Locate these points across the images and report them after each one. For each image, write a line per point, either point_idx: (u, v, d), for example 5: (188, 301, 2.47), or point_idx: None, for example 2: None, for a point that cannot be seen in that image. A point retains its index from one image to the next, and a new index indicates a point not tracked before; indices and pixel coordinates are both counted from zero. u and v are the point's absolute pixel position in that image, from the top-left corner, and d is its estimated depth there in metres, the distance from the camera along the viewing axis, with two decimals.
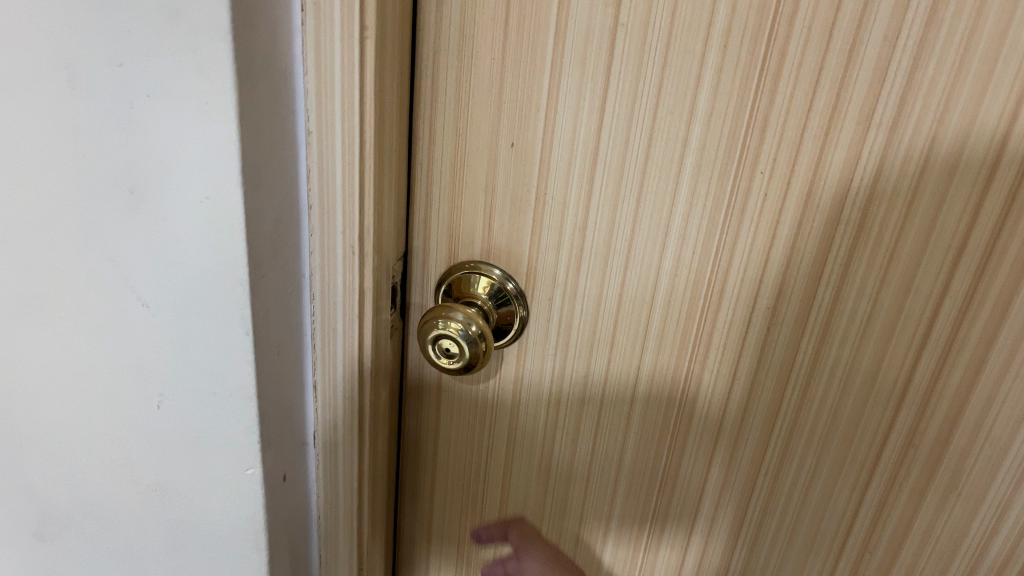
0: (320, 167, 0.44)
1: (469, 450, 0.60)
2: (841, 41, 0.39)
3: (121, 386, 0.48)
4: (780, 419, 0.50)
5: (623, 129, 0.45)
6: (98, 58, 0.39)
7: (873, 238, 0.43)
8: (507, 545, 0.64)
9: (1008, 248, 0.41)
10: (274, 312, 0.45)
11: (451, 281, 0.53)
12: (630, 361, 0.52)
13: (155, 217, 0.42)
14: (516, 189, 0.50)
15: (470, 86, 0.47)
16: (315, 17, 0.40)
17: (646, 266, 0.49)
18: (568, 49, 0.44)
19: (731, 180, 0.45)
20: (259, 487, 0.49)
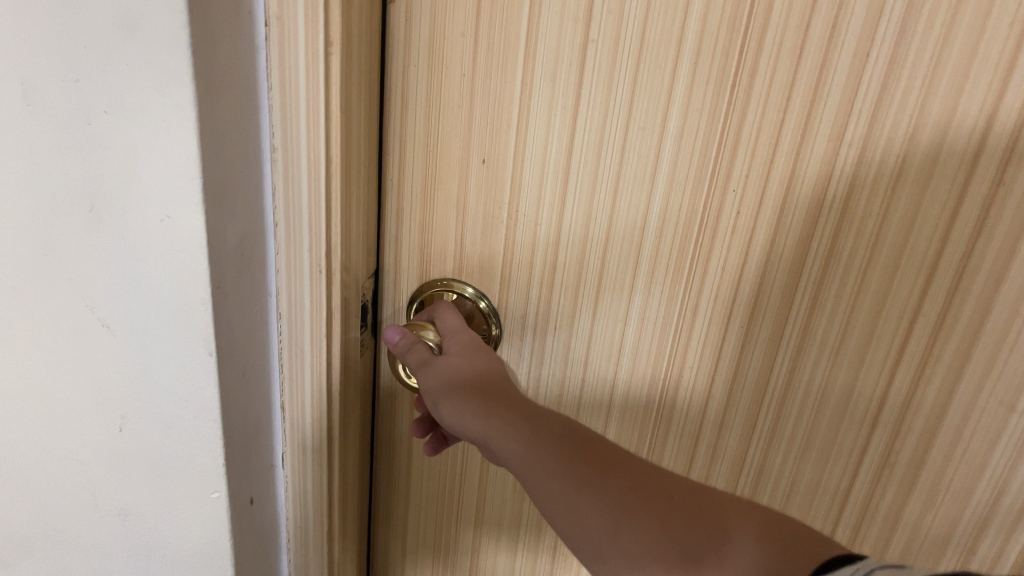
0: (285, 184, 0.43)
1: (442, 467, 0.59)
2: (812, 57, 0.38)
3: (82, 408, 0.47)
4: (755, 436, 0.50)
5: (595, 145, 0.44)
6: (52, 73, 0.37)
7: (845, 258, 0.43)
8: (482, 562, 0.63)
9: (980, 267, 0.40)
10: (238, 332, 0.44)
11: (422, 299, 0.52)
12: (605, 376, 0.52)
13: (112, 237, 0.41)
14: (488, 203, 0.49)
15: (442, 98, 0.46)
16: (278, 31, 0.39)
17: (619, 283, 0.48)
18: (540, 62, 0.43)
19: (705, 199, 0.44)
20: (224, 510, 0.48)
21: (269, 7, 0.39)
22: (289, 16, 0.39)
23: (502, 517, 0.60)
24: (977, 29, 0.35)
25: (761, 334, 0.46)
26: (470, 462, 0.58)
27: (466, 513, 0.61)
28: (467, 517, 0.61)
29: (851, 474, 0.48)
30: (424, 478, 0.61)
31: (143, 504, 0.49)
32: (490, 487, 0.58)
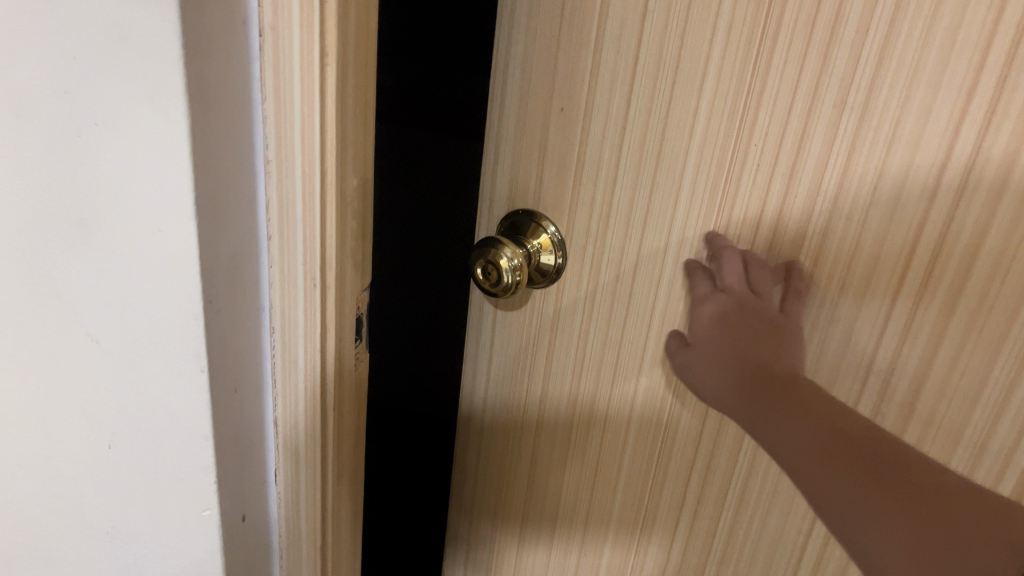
0: (279, 196, 0.42)
1: (508, 426, 0.63)
2: (818, 46, 0.38)
3: (69, 424, 0.46)
4: (743, 444, 0.49)
5: (644, 120, 0.45)
6: (41, 85, 0.36)
7: (829, 265, 0.41)
8: (535, 528, 0.65)
9: (949, 261, 0.37)
10: (230, 348, 0.43)
11: (515, 220, 0.54)
12: (630, 371, 0.52)
13: (102, 253, 0.40)
14: (562, 153, 0.50)
15: (536, 46, 0.49)
16: (273, 41, 0.38)
17: (650, 266, 0.48)
18: (608, 37, 0.45)
19: (723, 186, 0.43)
20: (215, 529, 0.47)
21: (264, 17, 0.38)
22: (284, 27, 0.38)
23: (553, 486, 0.62)
24: (961, 9, 0.34)
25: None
26: (529, 424, 0.61)
27: (523, 475, 0.64)
28: (523, 478, 0.64)
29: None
30: (495, 434, 0.64)
31: (132, 524, 0.48)
32: (544, 451, 0.61)
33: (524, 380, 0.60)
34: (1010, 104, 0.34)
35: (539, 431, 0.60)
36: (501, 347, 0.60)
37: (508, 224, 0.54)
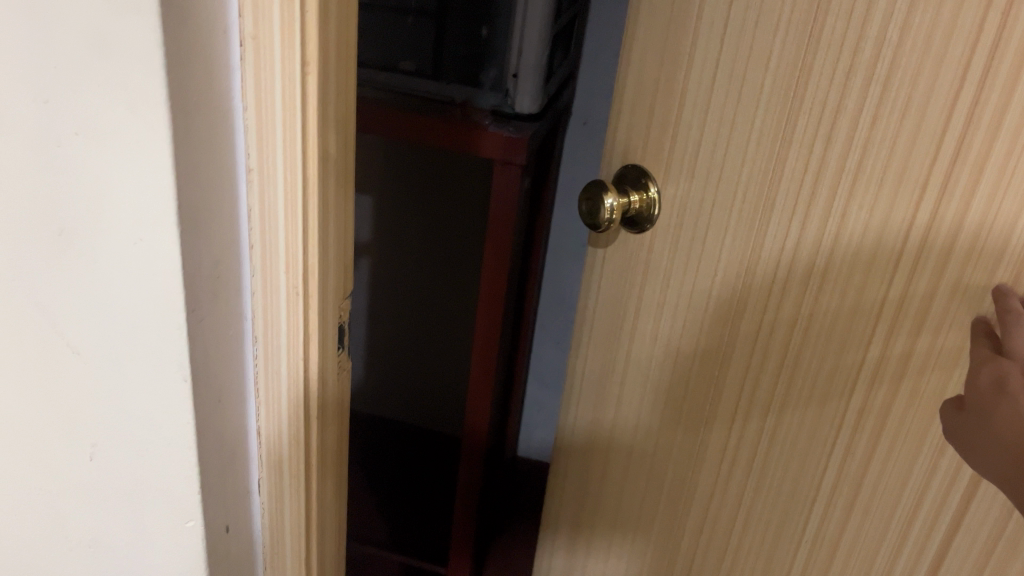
0: (261, 206, 0.42)
1: (597, 394, 0.63)
2: (844, 42, 0.42)
3: (49, 436, 0.46)
4: (774, 394, 0.51)
5: (722, 97, 0.49)
6: (24, 94, 0.36)
7: (846, 233, 0.45)
8: (603, 500, 0.66)
9: (937, 237, 0.42)
10: (214, 358, 0.43)
11: (627, 169, 0.55)
12: (696, 320, 0.54)
13: (84, 263, 0.40)
14: (664, 118, 0.52)
15: (652, 18, 0.52)
16: (254, 51, 0.38)
17: (721, 225, 0.51)
18: (707, 17, 0.48)
19: (777, 166, 0.47)
20: (198, 540, 0.46)
21: (244, 26, 0.38)
22: (265, 36, 0.38)
23: (626, 455, 0.63)
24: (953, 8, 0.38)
25: (796, 287, 0.48)
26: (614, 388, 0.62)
27: (603, 447, 0.64)
28: (604, 452, 0.65)
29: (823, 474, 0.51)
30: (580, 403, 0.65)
31: (113, 536, 0.48)
32: (623, 417, 0.62)
33: (617, 340, 0.60)
34: (992, 87, 0.38)
35: (621, 394, 0.61)
36: (599, 309, 0.61)
37: (621, 170, 0.56)
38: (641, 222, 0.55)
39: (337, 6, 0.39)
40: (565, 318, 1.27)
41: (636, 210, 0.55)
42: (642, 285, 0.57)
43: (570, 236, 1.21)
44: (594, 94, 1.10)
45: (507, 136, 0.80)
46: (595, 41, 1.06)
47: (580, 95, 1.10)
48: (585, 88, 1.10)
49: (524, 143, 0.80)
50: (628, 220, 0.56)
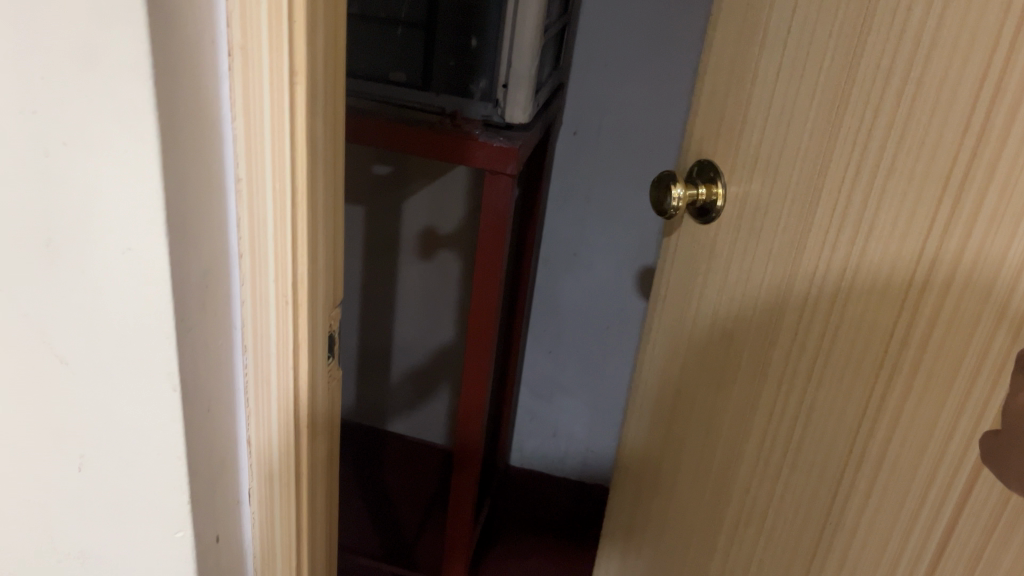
0: (250, 216, 0.42)
1: (672, 365, 0.66)
2: (878, 46, 0.42)
3: (38, 447, 0.45)
4: (806, 394, 0.49)
5: (776, 97, 0.51)
6: (13, 105, 0.37)
7: (876, 242, 0.42)
8: (666, 476, 0.68)
9: (944, 256, 0.38)
10: (203, 367, 0.43)
11: (703, 163, 0.60)
12: (749, 300, 0.54)
13: (72, 272, 0.40)
14: (734, 115, 0.56)
15: (734, 22, 0.56)
16: (242, 62, 0.39)
17: (772, 216, 0.51)
18: (773, 22, 0.51)
19: (821, 170, 0.46)
20: (189, 550, 0.46)
21: (232, 36, 0.38)
22: (253, 46, 0.38)
23: (686, 432, 0.64)
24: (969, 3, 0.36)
25: (830, 278, 0.46)
26: (684, 361, 0.64)
27: (675, 420, 0.66)
28: (672, 424, 0.66)
29: (830, 500, 0.47)
30: (662, 373, 0.68)
31: (103, 547, 0.48)
32: (684, 390, 0.64)
33: (687, 314, 0.63)
34: (1006, 91, 0.34)
35: (686, 367, 0.63)
36: (678, 286, 0.65)
37: (699, 163, 0.60)
38: (707, 213, 0.59)
39: (324, 17, 0.39)
40: (557, 327, 1.28)
41: (702, 201, 0.59)
42: (708, 267, 0.60)
43: (561, 245, 1.21)
44: (585, 103, 1.10)
45: (498, 146, 0.80)
46: (584, 52, 1.07)
47: (570, 105, 1.11)
48: (575, 98, 1.10)
49: (514, 153, 0.80)
50: (697, 210, 0.60)
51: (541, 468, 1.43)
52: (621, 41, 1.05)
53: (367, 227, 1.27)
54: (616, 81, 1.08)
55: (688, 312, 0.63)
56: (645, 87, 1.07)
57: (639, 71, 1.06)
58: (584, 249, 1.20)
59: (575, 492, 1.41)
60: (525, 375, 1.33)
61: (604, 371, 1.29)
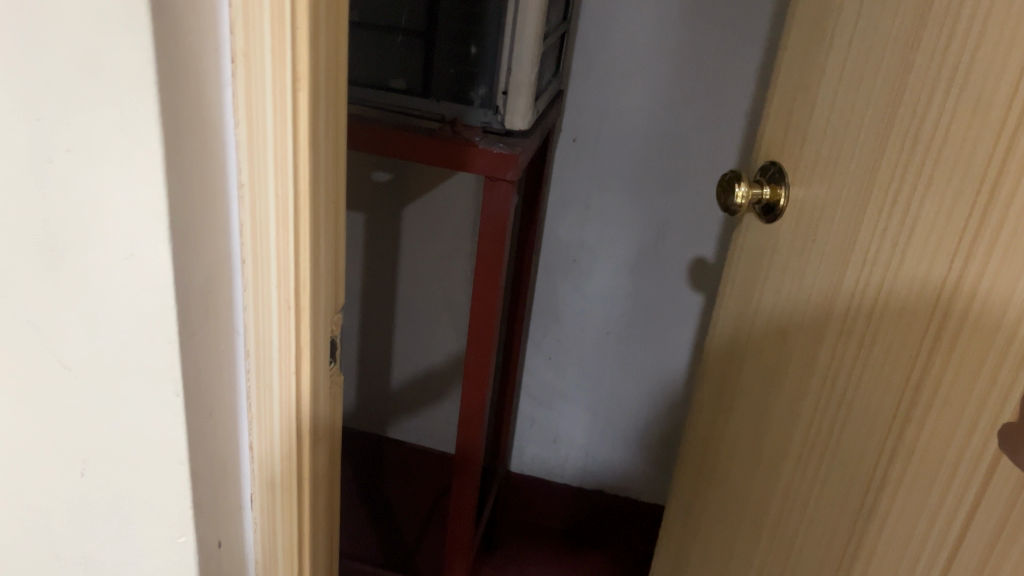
0: (252, 221, 0.42)
1: (731, 356, 0.70)
2: (926, 54, 0.45)
3: (41, 453, 0.45)
4: (846, 386, 0.51)
5: (835, 103, 0.54)
6: (17, 111, 0.37)
7: (911, 254, 0.45)
8: (720, 464, 0.71)
9: (976, 257, 0.39)
10: (206, 373, 0.43)
11: (771, 166, 0.63)
12: (800, 295, 0.57)
13: (76, 277, 0.40)
14: (798, 121, 0.60)
15: (803, 35, 0.60)
16: (245, 68, 0.39)
17: (825, 220, 0.54)
18: (836, 35, 0.55)
19: (871, 173, 0.49)
20: (190, 555, 0.46)
21: (235, 44, 0.39)
22: (256, 53, 0.38)
23: (741, 421, 0.67)
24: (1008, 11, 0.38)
25: (873, 275, 0.48)
26: (742, 353, 0.67)
27: (731, 408, 0.70)
28: (729, 412, 0.70)
29: (865, 490, 0.49)
30: (723, 363, 0.72)
31: (104, 553, 0.48)
32: (741, 380, 0.68)
33: (747, 308, 0.67)
34: None
35: (744, 357, 0.67)
36: (741, 283, 0.68)
37: (767, 166, 0.64)
38: (769, 214, 0.62)
39: (326, 24, 0.40)
40: (557, 333, 1.28)
41: (767, 202, 0.62)
42: (767, 266, 0.63)
43: (561, 251, 1.21)
44: (582, 111, 1.11)
45: (497, 153, 0.80)
46: (582, 58, 1.07)
47: (568, 111, 1.11)
48: (574, 104, 1.11)
49: (514, 160, 0.81)
50: (762, 210, 0.63)
51: (542, 475, 1.42)
52: (619, 47, 1.06)
53: (367, 233, 1.27)
54: (615, 87, 1.08)
55: (748, 307, 0.66)
56: (643, 93, 1.07)
57: (638, 77, 1.07)
58: (584, 256, 1.20)
59: (574, 498, 1.41)
60: (525, 381, 1.33)
61: (605, 376, 1.29)
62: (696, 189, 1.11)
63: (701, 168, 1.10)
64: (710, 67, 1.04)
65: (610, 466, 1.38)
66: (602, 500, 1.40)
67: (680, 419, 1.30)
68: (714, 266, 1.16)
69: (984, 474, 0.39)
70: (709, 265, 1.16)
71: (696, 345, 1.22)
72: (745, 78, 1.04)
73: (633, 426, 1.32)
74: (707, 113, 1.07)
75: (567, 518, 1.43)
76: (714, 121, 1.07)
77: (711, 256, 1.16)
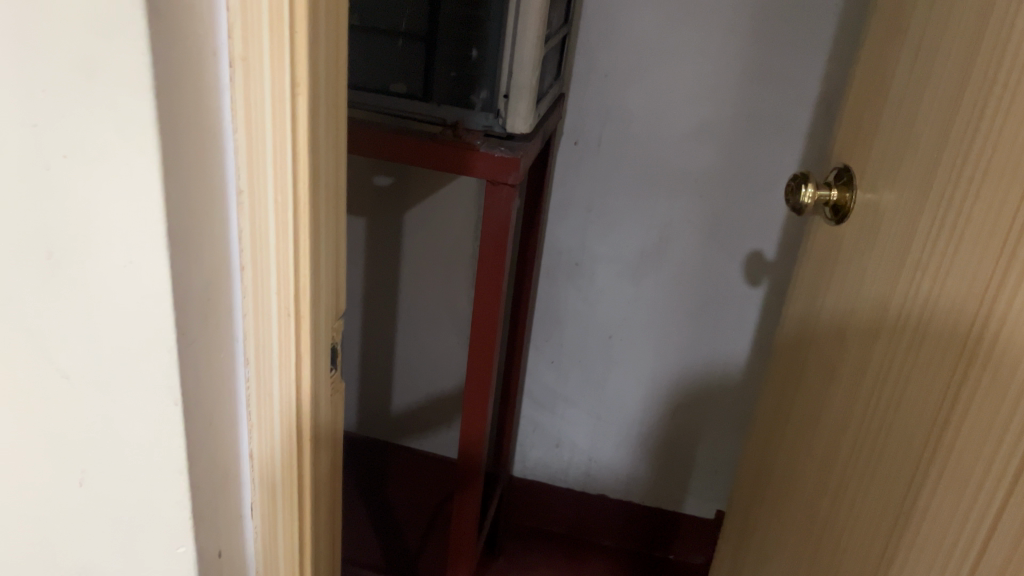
0: (252, 228, 0.42)
1: (799, 351, 0.72)
2: (982, 64, 0.47)
3: (40, 462, 0.45)
4: (894, 382, 0.53)
5: (898, 109, 0.58)
6: (14, 118, 0.37)
7: (959, 258, 0.47)
8: (783, 457, 0.74)
9: (1017, 264, 0.41)
10: (206, 381, 0.43)
11: (844, 171, 0.66)
12: (863, 292, 0.59)
13: (74, 285, 0.39)
14: (867, 127, 0.63)
15: (880, 46, 0.64)
16: (243, 74, 0.38)
17: (888, 219, 0.57)
18: (907, 48, 0.58)
19: (930, 174, 0.52)
20: (190, 565, 0.46)
21: (233, 48, 0.38)
22: (254, 57, 0.38)
23: (803, 417, 0.70)
24: None
25: (925, 269, 0.50)
26: (809, 344, 0.70)
27: (796, 403, 0.72)
28: (794, 407, 0.72)
29: (907, 484, 0.51)
30: (790, 359, 0.75)
31: (102, 562, 0.47)
32: (804, 376, 0.70)
33: (815, 303, 0.70)
34: None
35: (809, 350, 0.70)
36: (809, 279, 0.72)
37: (841, 170, 0.67)
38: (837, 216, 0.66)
39: (325, 28, 0.39)
40: (560, 337, 1.27)
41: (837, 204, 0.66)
42: (833, 269, 0.66)
43: (561, 254, 1.20)
44: (583, 114, 1.10)
45: (499, 156, 0.80)
46: (584, 61, 1.07)
47: (570, 116, 1.11)
48: (576, 108, 1.10)
49: (515, 163, 0.80)
50: (830, 210, 0.67)
51: (545, 479, 1.42)
52: (621, 51, 1.05)
53: (368, 237, 1.27)
54: (617, 90, 1.08)
55: (818, 304, 0.69)
56: (644, 96, 1.07)
57: (639, 81, 1.06)
58: (586, 259, 1.20)
59: (578, 502, 1.40)
60: (527, 385, 1.33)
61: (607, 380, 1.29)
62: (698, 192, 1.11)
63: (701, 171, 1.10)
64: (711, 69, 1.03)
65: (613, 470, 1.36)
66: (604, 505, 1.39)
67: (687, 423, 1.29)
68: (772, 263, 1.13)
69: (1004, 491, 0.41)
70: (766, 261, 1.13)
71: (703, 348, 1.22)
72: (746, 81, 1.03)
73: (636, 431, 1.32)
74: (709, 115, 1.06)
75: (568, 524, 1.43)
76: (715, 124, 1.06)
77: (770, 254, 1.13)
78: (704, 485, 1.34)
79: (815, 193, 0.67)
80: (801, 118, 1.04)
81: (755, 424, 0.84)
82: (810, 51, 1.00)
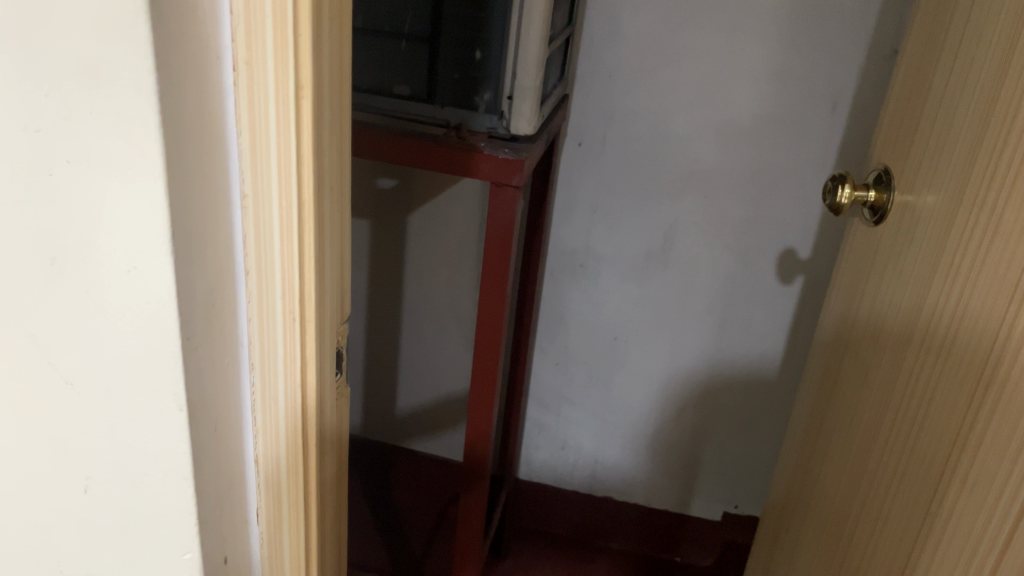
0: (256, 233, 0.42)
1: (833, 354, 0.72)
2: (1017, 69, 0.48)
3: (45, 469, 0.45)
4: (924, 383, 0.54)
5: (934, 112, 0.58)
6: (17, 124, 0.36)
7: (994, 256, 0.48)
8: (814, 461, 0.74)
9: None
10: (211, 387, 0.43)
11: (883, 171, 0.66)
12: (898, 293, 0.60)
13: (80, 291, 0.39)
14: (904, 131, 0.63)
15: (918, 50, 0.64)
16: (247, 77, 0.38)
17: (925, 221, 0.57)
18: (944, 53, 0.58)
19: (967, 176, 0.52)
20: (194, 572, 0.46)
21: (237, 51, 0.38)
22: (258, 60, 0.38)
23: (836, 420, 0.70)
24: None
25: (960, 269, 0.51)
26: (842, 345, 0.70)
27: (830, 405, 0.72)
28: (828, 410, 0.72)
29: (936, 483, 0.51)
30: (826, 361, 0.74)
31: (106, 569, 0.47)
32: (839, 379, 0.70)
33: (851, 302, 0.69)
34: None
35: (844, 353, 0.69)
36: (844, 281, 0.72)
37: (882, 170, 0.66)
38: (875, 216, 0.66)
39: (330, 31, 0.39)
40: (566, 339, 1.27)
41: (876, 204, 0.66)
42: (869, 272, 0.66)
43: (568, 256, 1.20)
44: (589, 115, 1.10)
45: (503, 158, 0.80)
46: (589, 63, 1.07)
47: (574, 117, 1.11)
48: (581, 110, 1.10)
49: (520, 165, 0.80)
50: (869, 210, 0.67)
51: (551, 481, 1.41)
52: (627, 51, 1.05)
53: (375, 240, 1.26)
54: (622, 90, 1.07)
55: (853, 306, 0.69)
56: (649, 95, 1.07)
57: (645, 80, 1.06)
58: (591, 261, 1.19)
59: (585, 504, 1.40)
60: (533, 387, 1.32)
61: (614, 382, 1.28)
62: (704, 192, 1.11)
63: (710, 172, 1.09)
64: (721, 70, 1.03)
65: (623, 472, 1.36)
66: (612, 506, 1.39)
67: (695, 424, 1.28)
68: (805, 262, 1.12)
69: None
70: (800, 259, 1.12)
71: (716, 350, 1.21)
72: (754, 80, 1.03)
73: (643, 432, 1.31)
74: (720, 116, 1.06)
75: (578, 527, 1.42)
76: (721, 123, 1.06)
77: (804, 253, 1.12)
78: (710, 486, 1.33)
79: (853, 194, 0.67)
80: (811, 119, 1.03)
81: (788, 428, 0.84)
82: (820, 51, 1.00)
